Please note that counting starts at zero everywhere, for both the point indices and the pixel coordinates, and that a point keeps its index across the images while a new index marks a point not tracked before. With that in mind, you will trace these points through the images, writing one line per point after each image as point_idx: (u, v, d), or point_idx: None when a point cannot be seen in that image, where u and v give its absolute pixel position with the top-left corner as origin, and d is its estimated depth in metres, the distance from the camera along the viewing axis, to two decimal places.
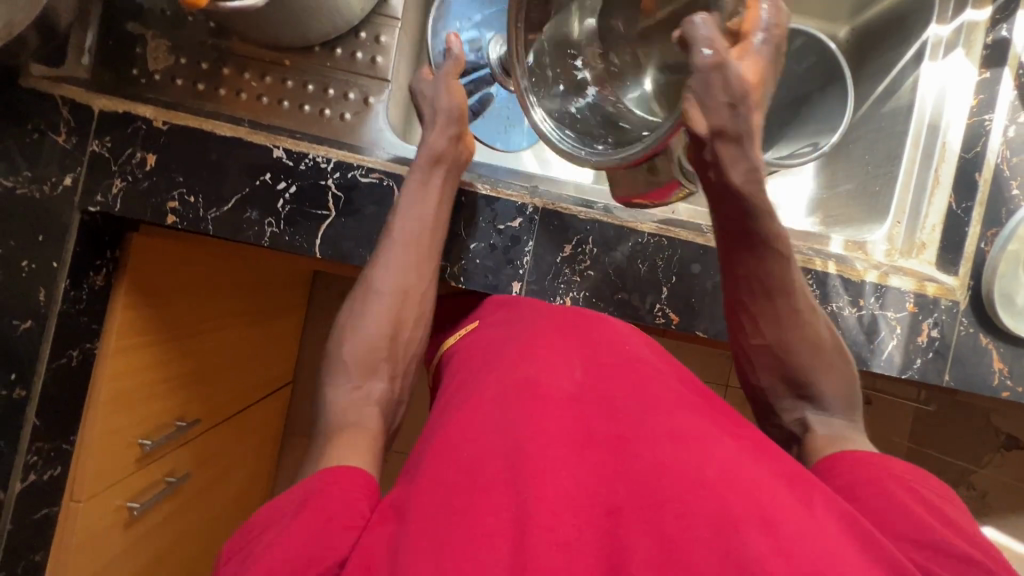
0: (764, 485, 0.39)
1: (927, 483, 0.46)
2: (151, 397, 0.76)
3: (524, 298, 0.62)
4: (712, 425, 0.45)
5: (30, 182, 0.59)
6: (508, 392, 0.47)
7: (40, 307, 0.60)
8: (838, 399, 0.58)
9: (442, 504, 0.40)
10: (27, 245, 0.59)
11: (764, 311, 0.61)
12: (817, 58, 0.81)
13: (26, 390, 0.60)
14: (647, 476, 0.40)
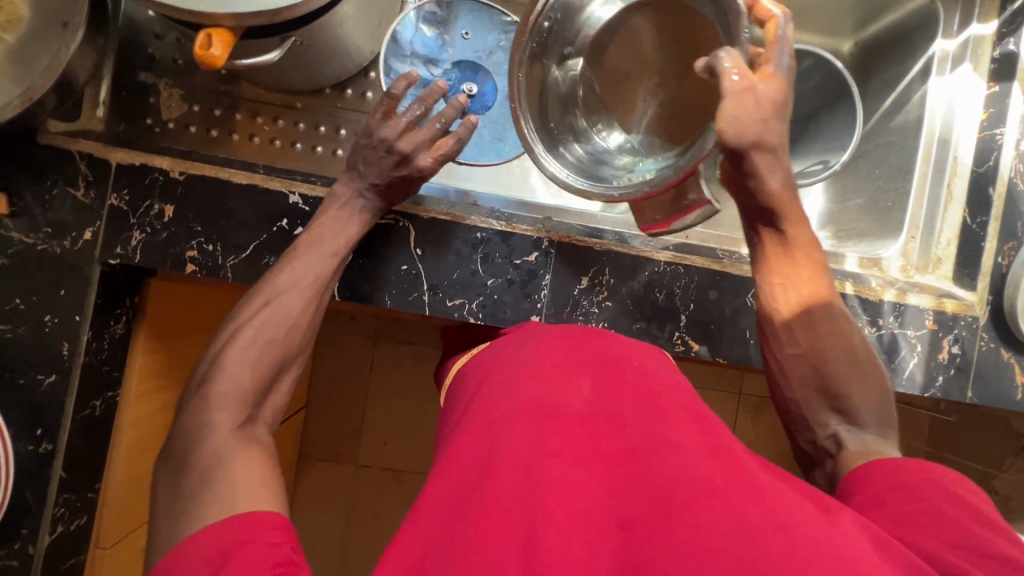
0: (779, 496, 0.38)
1: (965, 488, 0.43)
2: None
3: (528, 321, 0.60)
4: (722, 439, 0.44)
5: (50, 238, 0.59)
6: (516, 408, 0.46)
7: (63, 360, 0.60)
8: (873, 415, 0.53)
9: (453, 536, 0.38)
10: (50, 300, 0.59)
11: (804, 317, 0.57)
12: (822, 77, 0.79)
13: (52, 443, 0.60)
14: (659, 487, 0.38)
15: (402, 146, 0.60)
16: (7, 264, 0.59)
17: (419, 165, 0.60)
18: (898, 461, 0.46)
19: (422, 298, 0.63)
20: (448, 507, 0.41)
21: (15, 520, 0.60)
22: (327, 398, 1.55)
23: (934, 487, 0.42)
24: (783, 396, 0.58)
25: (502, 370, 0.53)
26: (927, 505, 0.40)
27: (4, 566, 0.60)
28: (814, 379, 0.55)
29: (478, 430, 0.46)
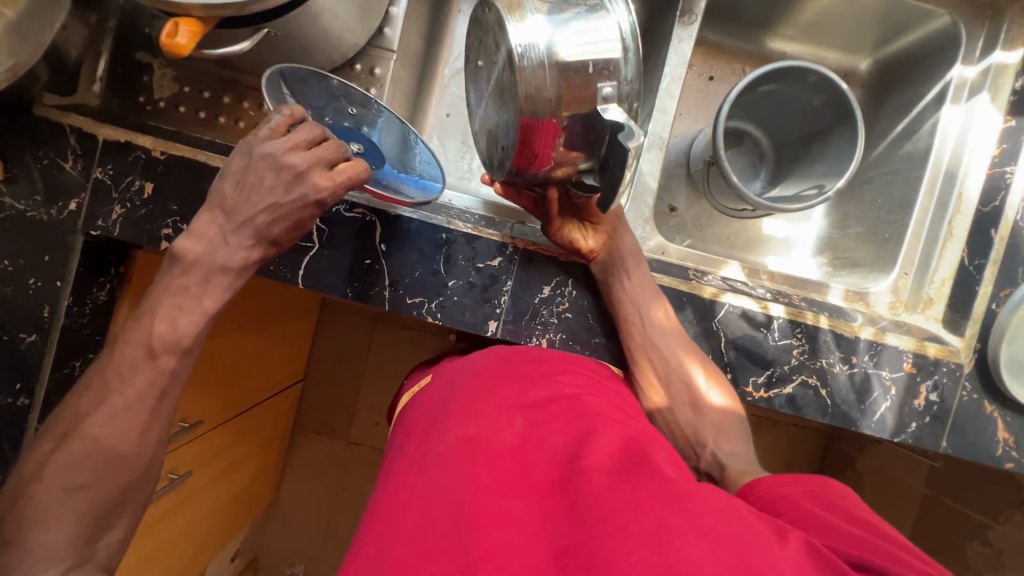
0: (695, 494, 0.42)
1: (831, 490, 0.49)
2: None
3: (471, 357, 0.64)
4: (645, 452, 0.48)
5: (40, 205, 0.63)
6: (452, 449, 0.50)
7: (44, 321, 0.64)
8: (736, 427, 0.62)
9: None
10: (35, 264, 0.63)
11: (661, 338, 0.63)
12: (828, 97, 0.74)
13: (29, 398, 0.64)
14: (586, 510, 0.42)
15: (293, 160, 0.55)
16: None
17: (317, 182, 0.56)
18: (778, 476, 0.52)
19: (383, 293, 0.64)
20: (397, 553, 0.44)
21: None
22: (325, 375, 1.59)
23: (809, 495, 0.48)
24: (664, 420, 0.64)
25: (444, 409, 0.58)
26: (805, 511, 0.46)
27: None
28: (685, 394, 0.62)
29: (417, 476, 0.50)
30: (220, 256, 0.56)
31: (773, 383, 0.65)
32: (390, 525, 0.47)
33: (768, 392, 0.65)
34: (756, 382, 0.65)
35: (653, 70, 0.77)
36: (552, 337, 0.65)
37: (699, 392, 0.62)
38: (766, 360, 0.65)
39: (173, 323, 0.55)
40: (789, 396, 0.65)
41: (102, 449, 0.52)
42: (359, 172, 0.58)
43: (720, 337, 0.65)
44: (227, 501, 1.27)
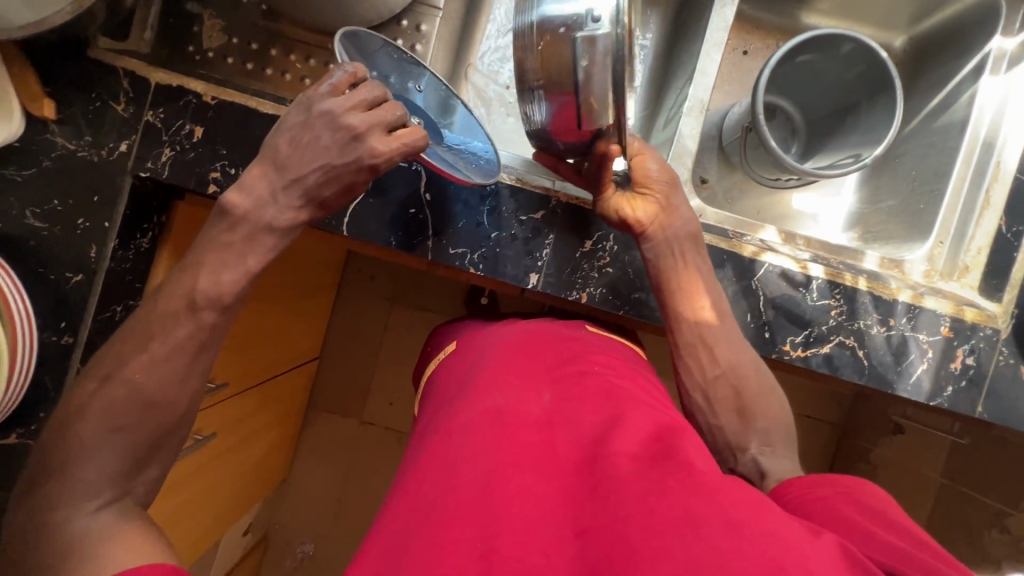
0: (725, 487, 0.42)
1: (865, 491, 0.49)
2: None
3: (500, 346, 0.66)
4: (673, 440, 0.49)
5: (91, 146, 0.63)
6: (480, 422, 0.52)
7: (90, 261, 0.65)
8: (780, 433, 0.60)
9: (419, 538, 0.43)
10: (84, 204, 0.64)
11: (711, 337, 0.61)
12: (866, 67, 0.75)
13: (73, 337, 0.65)
14: (610, 491, 0.43)
15: (352, 122, 0.56)
16: (50, 166, 0.63)
17: (373, 147, 0.57)
18: (815, 476, 0.53)
19: (426, 243, 0.65)
20: (417, 512, 0.46)
21: (32, 403, 0.64)
22: (341, 353, 1.59)
23: (845, 498, 0.48)
24: (708, 422, 0.62)
25: (472, 387, 0.60)
26: (840, 516, 0.46)
27: (19, 445, 0.64)
28: (732, 399, 0.60)
29: (441, 445, 0.52)
30: (267, 214, 0.57)
31: (811, 343, 0.66)
32: (414, 490, 0.49)
33: (805, 351, 0.66)
34: (794, 342, 0.66)
35: (694, 35, 0.77)
36: (592, 291, 0.65)
37: (749, 394, 0.60)
38: (804, 320, 0.66)
39: (216, 277, 0.55)
40: (827, 356, 0.66)
41: (143, 381, 0.52)
42: (416, 139, 0.58)
43: (760, 295, 0.65)
44: (242, 474, 1.26)
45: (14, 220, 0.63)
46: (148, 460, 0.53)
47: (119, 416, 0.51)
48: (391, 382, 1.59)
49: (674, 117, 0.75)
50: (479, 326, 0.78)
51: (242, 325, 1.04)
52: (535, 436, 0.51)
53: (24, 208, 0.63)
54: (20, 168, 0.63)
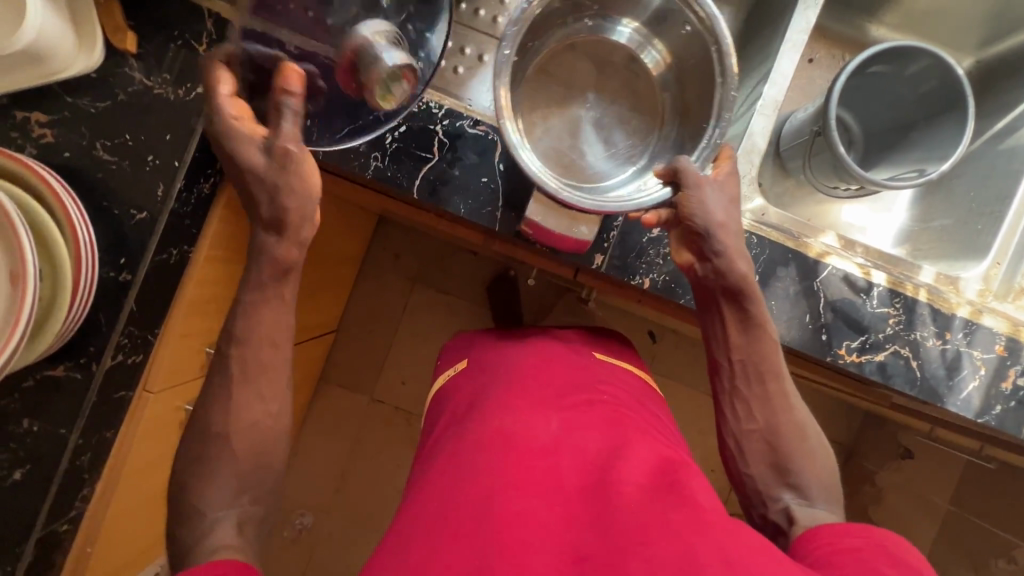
0: (726, 528, 0.48)
1: (901, 548, 0.48)
2: (206, 312, 0.79)
3: (508, 360, 0.69)
4: (673, 477, 0.55)
5: (168, 85, 0.63)
6: (493, 444, 0.57)
7: (157, 201, 0.64)
8: (822, 491, 0.57)
9: (435, 548, 0.49)
10: (157, 142, 0.64)
11: (751, 391, 0.60)
12: (938, 83, 0.75)
13: (131, 274, 0.65)
14: (616, 524, 0.49)
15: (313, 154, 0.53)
16: (125, 101, 0.63)
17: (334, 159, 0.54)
18: (849, 526, 0.51)
19: (495, 213, 0.66)
20: (431, 522, 0.51)
21: (85, 336, 0.65)
22: (357, 328, 1.58)
23: (880, 552, 0.47)
24: (740, 471, 0.60)
25: (483, 403, 0.64)
26: (874, 571, 0.45)
27: (68, 377, 0.65)
28: (766, 455, 0.59)
29: (454, 460, 0.57)
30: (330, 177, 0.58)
31: (866, 350, 0.66)
32: (428, 499, 0.55)
33: (860, 357, 0.66)
34: (850, 346, 0.66)
35: (769, 35, 0.77)
36: (655, 277, 0.65)
37: (791, 448, 0.59)
38: (862, 326, 0.66)
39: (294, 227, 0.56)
40: (881, 364, 0.66)
41: None
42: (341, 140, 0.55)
43: (821, 297, 0.66)
44: None
45: (84, 152, 0.63)
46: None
47: None
48: (405, 362, 1.58)
49: (745, 114, 0.75)
50: (474, 333, 0.79)
51: None
52: (544, 462, 0.56)
53: (95, 140, 0.63)
54: (95, 100, 0.63)
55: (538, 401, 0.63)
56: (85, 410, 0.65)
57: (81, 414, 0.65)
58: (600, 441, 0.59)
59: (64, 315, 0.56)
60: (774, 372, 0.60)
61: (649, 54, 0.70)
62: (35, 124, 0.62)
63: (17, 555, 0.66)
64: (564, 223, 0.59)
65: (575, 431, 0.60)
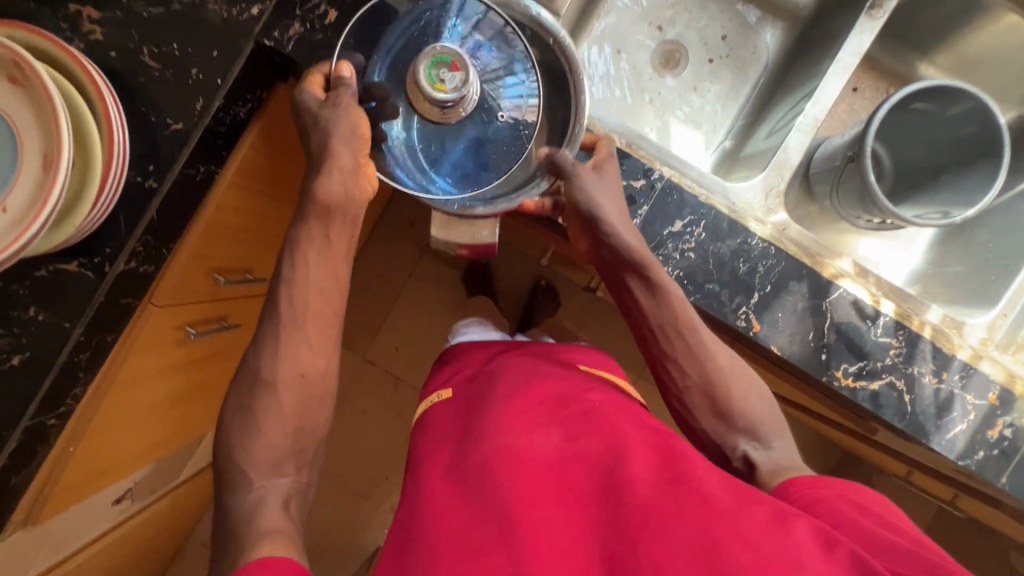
0: (739, 508, 0.47)
1: (863, 495, 0.50)
2: (226, 240, 0.83)
3: (495, 375, 0.69)
4: (676, 459, 0.54)
5: (223, 1, 0.63)
6: (491, 456, 0.56)
7: (194, 114, 0.64)
8: (770, 427, 0.60)
9: (467, 570, 0.49)
10: (203, 56, 0.64)
11: (675, 349, 0.61)
12: (977, 129, 0.75)
13: (157, 182, 0.65)
14: (632, 516, 0.49)
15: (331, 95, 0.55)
16: (178, 10, 0.63)
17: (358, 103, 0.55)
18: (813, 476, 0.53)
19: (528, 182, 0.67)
20: (457, 543, 0.51)
21: (102, 236, 0.65)
22: (359, 285, 1.58)
23: (845, 500, 0.49)
24: (691, 423, 0.62)
25: (477, 416, 0.63)
26: (844, 518, 0.47)
27: (81, 273, 0.65)
28: (708, 406, 0.60)
29: (461, 479, 0.57)
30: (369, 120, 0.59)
31: (863, 375, 0.66)
32: (443, 518, 0.54)
33: (855, 382, 0.66)
34: (847, 370, 0.66)
35: (824, 57, 0.78)
36: (669, 271, 0.65)
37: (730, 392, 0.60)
38: (863, 351, 0.66)
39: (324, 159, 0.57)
40: (874, 392, 0.66)
41: None
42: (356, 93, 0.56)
43: (827, 317, 0.66)
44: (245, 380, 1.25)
45: (130, 54, 0.63)
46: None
47: None
48: (400, 327, 1.58)
49: (783, 131, 0.77)
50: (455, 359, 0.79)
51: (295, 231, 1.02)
52: (549, 473, 0.55)
53: (142, 45, 0.63)
54: (150, 5, 0.63)
55: (537, 411, 0.62)
56: (92, 308, 0.66)
57: (88, 312, 0.66)
58: (602, 438, 0.57)
59: (86, 209, 0.56)
60: (696, 329, 0.61)
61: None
62: (86, 19, 0.62)
63: (2, 440, 0.67)
64: (468, 236, 0.60)
65: (576, 435, 0.58)
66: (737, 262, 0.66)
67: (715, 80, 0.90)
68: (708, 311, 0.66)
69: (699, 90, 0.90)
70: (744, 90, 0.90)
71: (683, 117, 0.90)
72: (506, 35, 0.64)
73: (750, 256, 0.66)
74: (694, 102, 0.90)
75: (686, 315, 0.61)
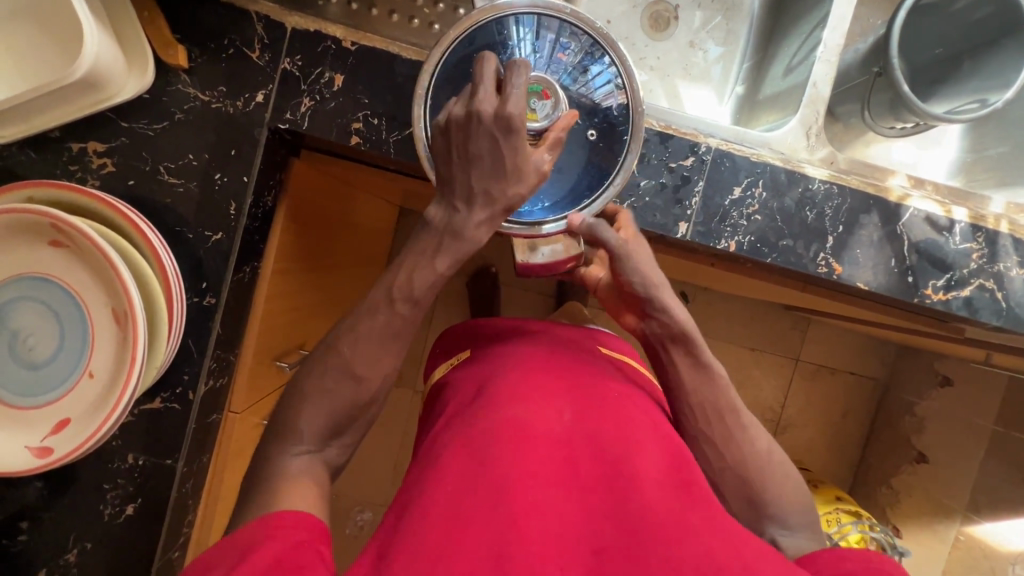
0: (740, 538, 0.49)
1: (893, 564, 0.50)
2: (280, 326, 0.81)
3: (504, 352, 0.67)
4: (683, 473, 0.55)
5: (225, 97, 0.60)
6: (502, 431, 0.55)
7: (230, 220, 0.62)
8: (797, 509, 0.59)
9: (452, 527, 0.48)
10: (221, 158, 0.61)
11: (714, 430, 0.61)
12: (996, 9, 0.74)
13: (214, 298, 0.63)
14: (635, 518, 0.49)
15: None
16: (182, 119, 0.60)
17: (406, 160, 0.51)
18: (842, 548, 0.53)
19: None
20: (448, 500, 0.50)
21: (177, 365, 0.63)
22: None
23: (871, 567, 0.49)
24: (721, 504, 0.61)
25: (492, 388, 0.61)
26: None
27: (167, 408, 0.63)
28: (735, 480, 0.59)
29: (462, 445, 0.55)
30: None
31: (952, 286, 0.66)
32: (444, 475, 0.52)
33: (946, 295, 0.66)
34: (936, 286, 0.66)
35: None
36: (740, 240, 0.64)
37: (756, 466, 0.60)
38: (947, 263, 0.66)
39: None
40: (967, 299, 0.66)
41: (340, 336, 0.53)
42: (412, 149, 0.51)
43: (904, 240, 0.66)
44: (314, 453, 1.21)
45: (148, 177, 0.61)
46: (345, 427, 0.55)
47: (320, 379, 0.53)
48: None
49: (804, 63, 0.75)
50: (475, 328, 0.75)
51: (340, 292, 0.99)
52: (558, 453, 0.55)
53: (158, 164, 0.61)
54: (152, 121, 0.60)
55: (552, 391, 0.61)
56: (186, 439, 0.65)
57: (185, 442, 0.65)
58: (612, 428, 0.58)
59: (164, 346, 0.55)
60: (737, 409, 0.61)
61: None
62: (93, 154, 0.60)
63: None
64: (561, 250, 0.54)
65: (588, 418, 0.58)
66: (802, 215, 0.65)
67: (709, 30, 0.88)
68: (789, 267, 0.65)
69: (697, 44, 0.88)
70: (741, 31, 0.88)
71: (688, 76, 0.88)
72: (563, 40, 0.54)
73: (811, 205, 0.65)
74: (695, 59, 0.88)
75: (728, 395, 0.61)
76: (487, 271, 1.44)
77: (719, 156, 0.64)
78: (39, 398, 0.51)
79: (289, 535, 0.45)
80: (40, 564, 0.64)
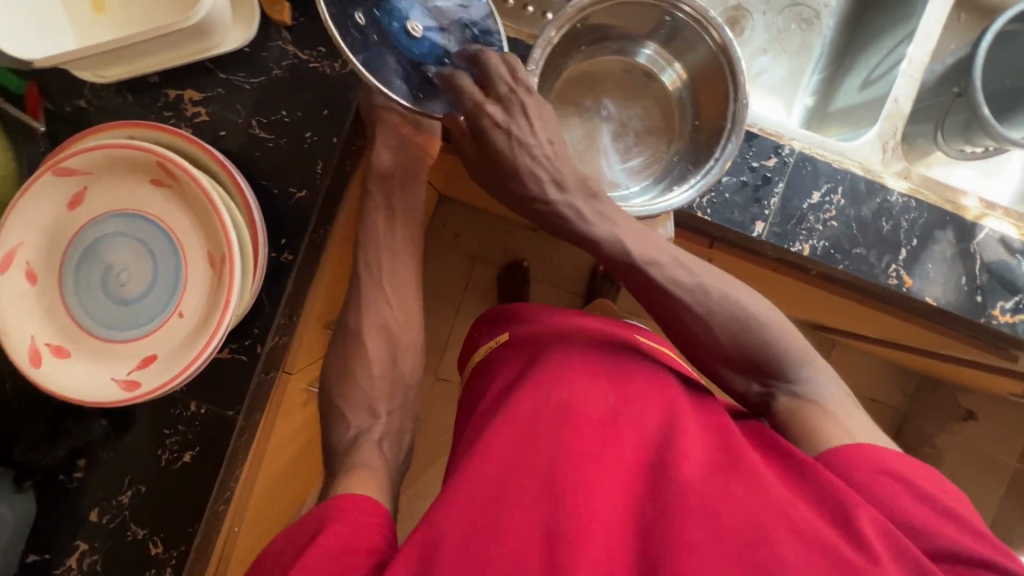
0: (799, 508, 0.45)
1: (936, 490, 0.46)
2: (336, 293, 0.81)
3: (548, 333, 0.66)
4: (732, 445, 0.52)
5: (323, 57, 0.61)
6: (540, 412, 0.54)
7: (315, 179, 0.63)
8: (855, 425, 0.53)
9: (497, 504, 0.48)
10: (313, 117, 0.62)
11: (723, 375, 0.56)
12: None
13: (292, 254, 0.64)
14: (678, 491, 0.46)
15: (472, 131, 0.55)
16: (279, 76, 0.61)
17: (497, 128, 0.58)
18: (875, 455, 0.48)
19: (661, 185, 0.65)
20: (488, 479, 0.50)
21: (248, 318, 0.64)
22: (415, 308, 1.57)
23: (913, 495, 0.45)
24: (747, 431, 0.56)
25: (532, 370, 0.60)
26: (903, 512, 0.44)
27: (234, 359, 0.64)
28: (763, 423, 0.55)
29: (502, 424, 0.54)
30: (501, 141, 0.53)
31: (1020, 309, 0.66)
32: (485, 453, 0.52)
33: (1014, 317, 0.66)
34: (1004, 307, 0.66)
35: None
36: (814, 244, 0.65)
37: (801, 422, 0.53)
38: (1017, 286, 0.66)
39: None
40: None
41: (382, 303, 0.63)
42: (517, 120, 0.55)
43: (977, 259, 0.66)
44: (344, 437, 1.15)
45: (240, 130, 0.62)
46: None
47: None
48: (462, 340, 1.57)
49: (886, 79, 0.76)
50: (520, 309, 0.74)
51: None
52: (596, 429, 0.52)
53: (250, 117, 0.62)
54: (249, 75, 0.61)
55: (593, 370, 0.59)
56: (249, 392, 0.65)
57: (247, 395, 0.65)
58: (654, 408, 0.55)
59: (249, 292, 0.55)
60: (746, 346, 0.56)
61: (667, 74, 0.65)
62: (188, 103, 0.61)
63: (187, 537, 0.65)
64: None
65: (629, 398, 0.56)
66: (877, 225, 0.65)
67: (783, 40, 0.87)
68: (859, 276, 0.65)
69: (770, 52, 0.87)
70: (814, 44, 0.88)
71: (758, 85, 0.88)
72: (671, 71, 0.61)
73: (886, 215, 0.65)
74: (767, 68, 0.88)
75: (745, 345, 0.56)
76: (519, 264, 1.44)
77: (801, 159, 0.64)
78: (125, 332, 0.52)
79: (350, 519, 0.48)
80: (92, 505, 0.64)
